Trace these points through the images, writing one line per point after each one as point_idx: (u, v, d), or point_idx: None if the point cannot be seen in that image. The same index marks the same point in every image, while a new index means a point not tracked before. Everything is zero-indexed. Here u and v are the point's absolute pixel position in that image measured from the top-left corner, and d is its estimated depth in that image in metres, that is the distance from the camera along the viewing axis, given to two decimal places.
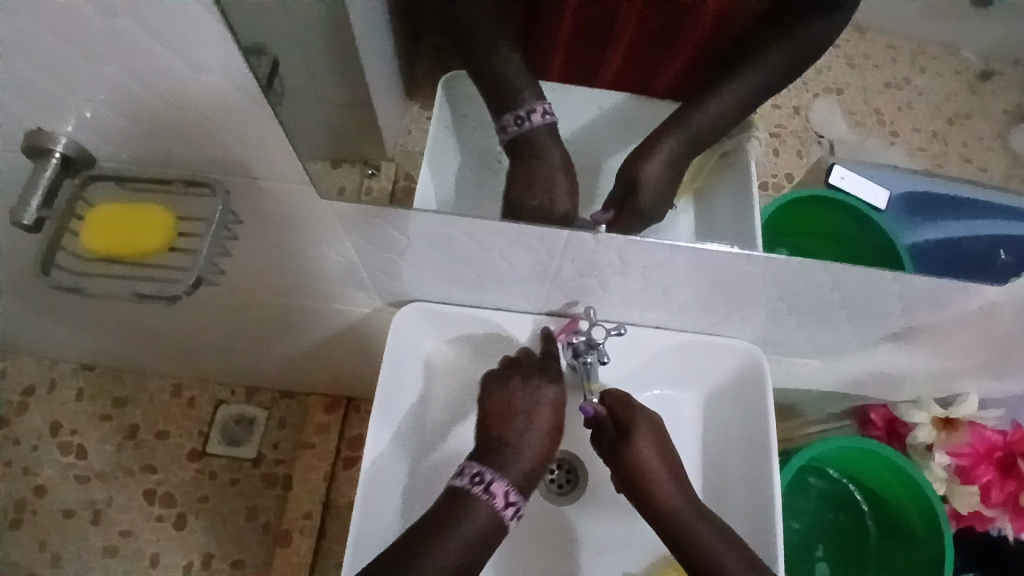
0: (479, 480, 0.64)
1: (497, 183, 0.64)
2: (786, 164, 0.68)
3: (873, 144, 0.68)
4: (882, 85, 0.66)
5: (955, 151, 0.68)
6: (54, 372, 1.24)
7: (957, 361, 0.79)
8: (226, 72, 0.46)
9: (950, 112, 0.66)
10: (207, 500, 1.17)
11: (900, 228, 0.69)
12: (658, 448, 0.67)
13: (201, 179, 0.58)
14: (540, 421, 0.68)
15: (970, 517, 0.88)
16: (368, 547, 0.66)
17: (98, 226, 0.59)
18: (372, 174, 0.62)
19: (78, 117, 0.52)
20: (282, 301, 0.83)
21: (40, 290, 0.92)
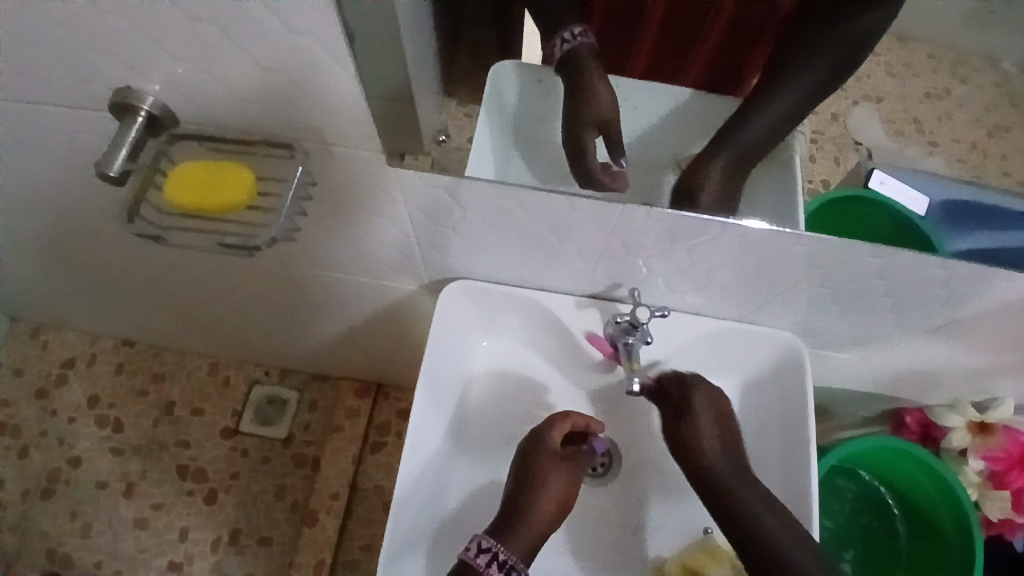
0: (485, 551, 0.62)
1: (540, 162, 0.68)
2: (821, 170, 0.72)
3: (913, 151, 0.74)
4: (922, 94, 0.73)
5: (995, 163, 0.72)
6: (95, 347, 1.28)
7: (998, 359, 0.79)
8: (316, 37, 0.49)
9: (990, 123, 0.72)
10: (238, 477, 1.20)
11: (941, 231, 0.69)
12: (716, 419, 0.69)
13: (281, 142, 0.60)
14: (552, 497, 0.66)
15: (1000, 524, 0.89)
16: (412, 507, 0.66)
17: (180, 181, 0.59)
18: (443, 139, 0.63)
19: (162, 79, 0.54)
20: (325, 278, 0.85)
21: (93, 262, 0.95)
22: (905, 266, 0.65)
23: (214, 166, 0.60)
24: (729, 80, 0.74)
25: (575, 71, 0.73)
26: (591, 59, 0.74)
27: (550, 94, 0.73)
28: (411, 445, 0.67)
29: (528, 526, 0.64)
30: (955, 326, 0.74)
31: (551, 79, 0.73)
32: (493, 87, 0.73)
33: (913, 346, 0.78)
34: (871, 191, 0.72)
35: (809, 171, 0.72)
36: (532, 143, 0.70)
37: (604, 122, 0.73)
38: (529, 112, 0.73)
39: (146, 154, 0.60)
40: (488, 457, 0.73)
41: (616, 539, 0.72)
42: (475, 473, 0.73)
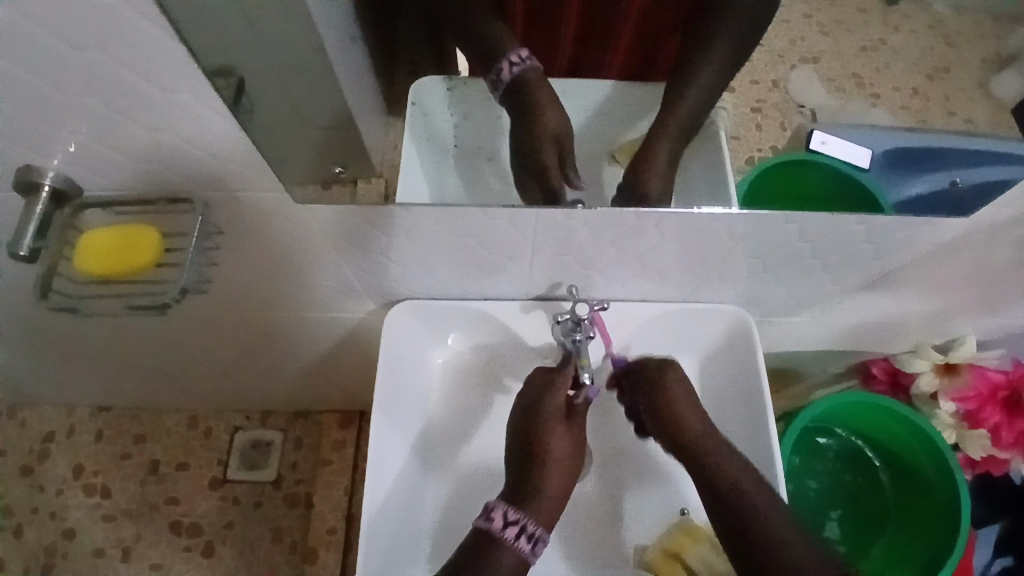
0: (513, 524, 0.60)
1: (492, 176, 0.68)
2: (766, 138, 0.71)
3: (855, 106, 0.71)
4: (857, 48, 0.70)
5: (938, 106, 0.69)
6: (73, 417, 1.26)
7: (948, 299, 0.80)
8: (194, 91, 0.50)
9: (928, 68, 0.69)
10: (232, 526, 1.19)
11: (884, 181, 0.69)
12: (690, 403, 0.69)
13: (181, 197, 0.61)
14: (562, 464, 0.64)
15: (985, 462, 0.90)
16: (384, 528, 0.66)
17: (89, 251, 0.60)
18: (339, 171, 0.64)
19: (64, 152, 0.55)
20: (278, 316, 0.85)
21: (49, 337, 0.95)
22: (828, 227, 0.66)
23: (119, 230, 0.61)
24: (652, 65, 0.72)
25: (521, 91, 0.71)
26: (537, 78, 0.72)
27: (478, 112, 0.73)
28: (373, 471, 0.67)
29: (544, 493, 0.63)
30: (897, 276, 0.75)
31: (488, 99, 0.72)
32: (416, 103, 0.72)
33: (861, 300, 0.79)
34: (814, 154, 0.71)
35: (754, 142, 0.71)
36: (484, 161, 0.69)
37: (547, 127, 0.71)
38: (475, 129, 0.72)
39: (54, 228, 0.60)
40: (458, 473, 0.73)
41: (597, 533, 0.73)
42: (446, 484, 0.72)
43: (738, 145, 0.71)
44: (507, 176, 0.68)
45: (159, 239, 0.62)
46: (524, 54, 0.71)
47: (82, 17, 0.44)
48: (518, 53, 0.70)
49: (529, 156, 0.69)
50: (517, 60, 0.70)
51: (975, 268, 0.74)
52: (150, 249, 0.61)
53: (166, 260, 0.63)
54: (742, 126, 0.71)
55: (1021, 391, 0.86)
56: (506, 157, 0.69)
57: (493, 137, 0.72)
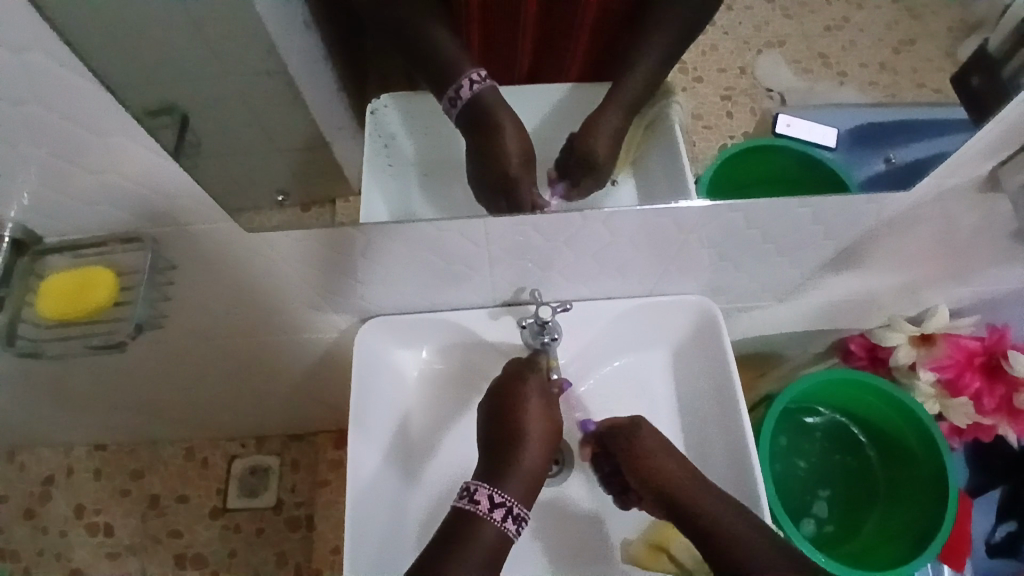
0: (498, 506, 0.63)
1: (450, 187, 0.69)
2: (738, 124, 0.73)
3: (824, 87, 0.71)
4: (822, 28, 0.70)
5: (908, 78, 0.68)
6: (70, 458, 1.27)
7: (909, 271, 0.81)
8: (129, 134, 0.52)
9: (894, 41, 0.68)
10: (236, 554, 1.20)
11: (847, 162, 0.70)
12: (663, 448, 0.70)
13: (132, 234, 0.62)
14: (540, 438, 0.67)
15: (972, 429, 0.91)
16: (367, 532, 0.68)
17: (49, 296, 0.62)
18: (281, 199, 0.68)
19: (20, 202, 0.57)
20: (257, 341, 0.86)
21: (35, 381, 0.96)
22: (774, 211, 0.67)
23: (78, 272, 0.63)
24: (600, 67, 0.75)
25: (483, 111, 0.70)
26: (496, 98, 0.71)
27: (428, 117, 0.72)
28: (350, 488, 0.68)
29: (522, 468, 0.66)
30: (858, 253, 0.76)
31: (437, 111, 0.71)
32: (375, 125, 0.74)
33: (828, 278, 0.80)
34: (776, 138, 0.72)
35: (723, 129, 0.73)
36: (442, 175, 0.70)
37: (508, 139, 0.71)
38: (433, 141, 0.72)
39: (16, 275, 0.62)
40: (438, 485, 0.74)
41: (587, 532, 0.73)
42: (425, 486, 0.74)
43: (709, 132, 0.73)
44: (465, 186, 0.68)
45: (117, 280, 0.64)
46: (479, 76, 0.69)
47: (6, 70, 0.45)
48: (470, 71, 0.69)
49: (484, 162, 0.69)
50: (472, 79, 0.69)
51: (934, 239, 0.75)
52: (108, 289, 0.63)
53: (124, 298, 0.65)
54: (710, 113, 0.73)
55: (999, 356, 0.87)
56: (466, 165, 0.70)
57: (452, 149, 0.72)
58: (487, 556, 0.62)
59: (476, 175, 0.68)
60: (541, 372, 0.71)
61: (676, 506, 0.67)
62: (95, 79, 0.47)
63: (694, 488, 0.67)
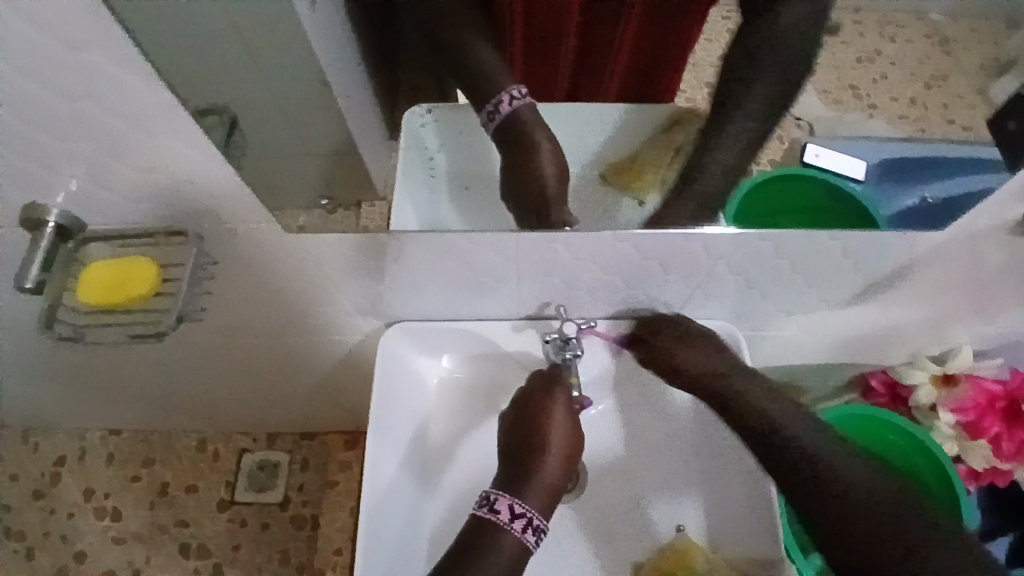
0: (519, 517, 0.64)
1: (482, 196, 0.69)
2: (764, 150, 0.72)
3: (853, 118, 0.70)
4: (853, 60, 0.66)
5: (937, 114, 0.68)
6: (84, 442, 1.29)
7: (936, 309, 0.81)
8: (182, 130, 0.53)
9: (926, 75, 0.67)
10: (241, 548, 1.21)
11: (874, 194, 0.73)
12: (688, 342, 0.76)
13: (178, 228, 0.63)
14: (563, 450, 0.67)
15: (987, 474, 0.87)
16: (383, 536, 0.68)
17: (91, 283, 0.63)
18: (327, 203, 0.66)
19: (66, 191, 0.58)
20: (279, 339, 0.87)
21: (57, 365, 0.97)
22: (803, 243, 0.67)
23: (120, 262, 0.63)
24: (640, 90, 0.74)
25: (518, 128, 0.72)
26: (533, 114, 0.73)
27: (467, 134, 0.73)
28: (367, 491, 0.68)
29: (542, 479, 0.66)
30: (885, 288, 0.76)
31: (473, 122, 0.73)
32: (409, 133, 0.74)
33: (854, 309, 0.80)
34: (807, 167, 0.73)
35: (752, 155, 0.72)
36: (472, 184, 0.71)
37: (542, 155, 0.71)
38: (469, 153, 0.74)
39: (57, 261, 0.62)
40: (454, 492, 0.75)
41: (596, 551, 0.74)
42: (441, 493, 0.74)
43: (737, 160, 0.72)
44: (498, 195, 0.69)
45: (158, 271, 0.64)
46: (515, 93, 0.72)
47: (65, 65, 0.47)
48: (508, 86, 0.72)
49: (518, 175, 0.69)
50: (512, 94, 0.72)
51: (964, 277, 0.75)
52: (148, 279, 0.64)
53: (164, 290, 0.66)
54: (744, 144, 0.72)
55: (1020, 400, 0.85)
56: (498, 176, 0.71)
57: (485, 161, 0.73)
58: (507, 567, 0.62)
59: (511, 186, 0.69)
60: (564, 387, 0.71)
61: (707, 383, 0.74)
62: (156, 77, 0.48)
63: (729, 372, 0.75)
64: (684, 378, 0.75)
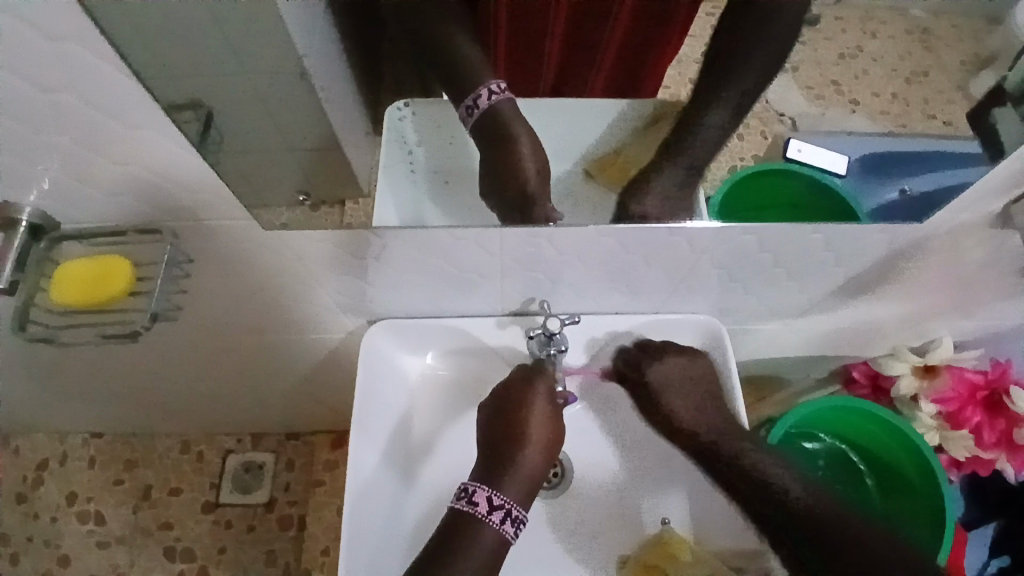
0: (498, 509, 0.64)
1: (462, 194, 0.69)
2: (747, 146, 0.73)
3: (835, 114, 0.72)
4: (837, 56, 0.66)
5: (919, 108, 0.69)
6: (65, 445, 1.27)
7: (918, 301, 0.81)
8: (158, 126, 0.52)
9: (907, 71, 0.68)
10: (226, 550, 1.20)
11: (857, 189, 0.74)
12: (687, 378, 0.75)
13: (153, 227, 0.63)
14: (542, 440, 0.68)
15: (970, 463, 0.88)
16: (368, 532, 0.68)
17: (64, 283, 0.62)
18: (304, 199, 0.67)
19: (40, 187, 0.57)
20: (261, 338, 0.86)
21: (35, 366, 0.96)
22: (787, 237, 0.67)
23: (93, 261, 0.63)
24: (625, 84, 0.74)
25: (496, 125, 0.71)
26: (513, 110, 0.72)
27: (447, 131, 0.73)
28: (350, 487, 0.68)
29: (520, 470, 0.66)
30: (866, 281, 0.76)
31: (453, 118, 0.72)
32: (389, 125, 0.75)
33: (836, 304, 0.80)
34: (789, 163, 0.74)
35: (734, 152, 0.73)
36: (453, 181, 0.70)
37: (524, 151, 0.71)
38: (450, 150, 0.74)
39: (30, 260, 0.61)
40: (439, 488, 0.74)
41: (580, 546, 0.74)
42: (426, 489, 0.74)
43: (718, 156, 0.73)
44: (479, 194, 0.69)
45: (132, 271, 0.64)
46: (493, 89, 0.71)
47: (41, 60, 0.46)
48: (490, 79, 0.71)
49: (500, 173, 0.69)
50: (493, 88, 0.70)
51: (943, 272, 0.75)
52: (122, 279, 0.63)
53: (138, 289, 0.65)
54: (725, 137, 0.73)
55: (1001, 391, 0.86)
56: (479, 174, 0.70)
57: (467, 158, 0.73)
58: (485, 561, 0.62)
59: (491, 184, 0.69)
60: (542, 380, 0.72)
61: (686, 436, 0.74)
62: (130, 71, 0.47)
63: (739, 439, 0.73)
64: (674, 425, 0.75)
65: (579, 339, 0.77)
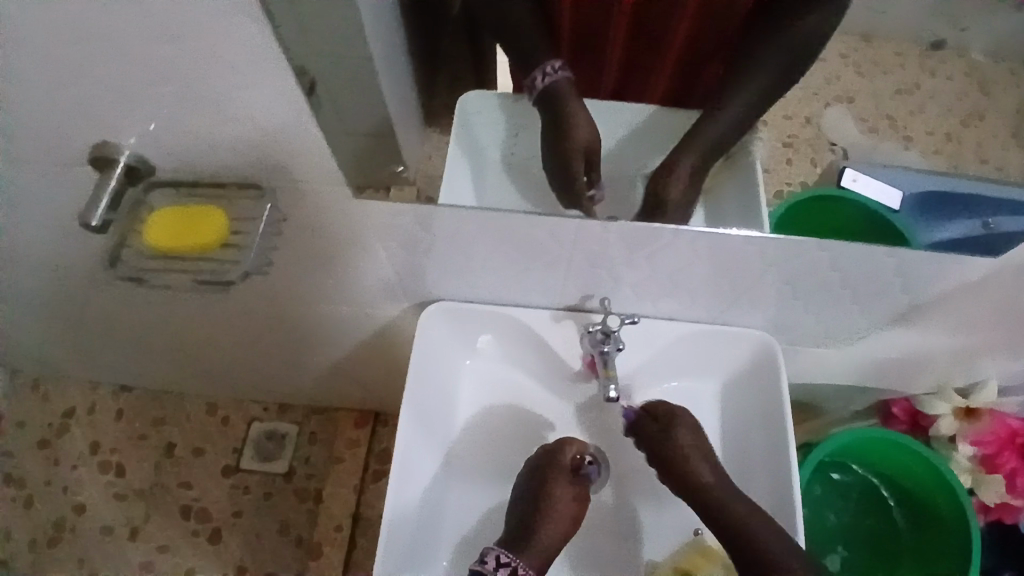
0: (503, 566, 0.64)
1: (522, 181, 0.70)
2: (797, 172, 0.75)
3: (887, 146, 0.76)
4: (892, 92, 0.75)
5: (971, 150, 0.76)
6: (95, 395, 1.29)
7: (972, 339, 0.81)
8: (274, 83, 0.52)
9: (961, 114, 0.75)
10: (241, 515, 1.21)
11: (913, 224, 0.70)
12: (703, 452, 0.70)
13: (253, 181, 0.63)
14: (565, 509, 0.68)
15: (998, 509, 0.89)
16: (408, 503, 0.69)
17: (159, 227, 0.65)
18: (404, 169, 0.66)
19: (141, 132, 0.58)
20: (312, 308, 0.87)
21: (84, 313, 0.97)
22: (857, 258, 0.67)
23: (188, 210, 0.65)
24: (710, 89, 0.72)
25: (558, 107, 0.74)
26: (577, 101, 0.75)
27: (534, 133, 0.74)
28: (398, 460, 0.69)
29: (540, 536, 0.67)
30: (925, 313, 0.76)
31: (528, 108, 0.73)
32: (462, 108, 0.75)
33: (890, 335, 0.81)
34: (843, 189, 0.74)
35: (785, 175, 0.75)
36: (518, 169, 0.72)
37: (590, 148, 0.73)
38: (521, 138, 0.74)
39: (127, 202, 0.64)
40: (475, 472, 0.75)
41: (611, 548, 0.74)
42: (463, 469, 0.75)
43: (770, 176, 0.74)
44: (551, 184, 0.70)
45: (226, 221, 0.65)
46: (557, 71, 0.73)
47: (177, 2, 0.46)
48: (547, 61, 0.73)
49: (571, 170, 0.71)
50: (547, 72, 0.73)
51: (1005, 311, 0.75)
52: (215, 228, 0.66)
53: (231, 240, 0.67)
54: (775, 159, 0.75)
55: None
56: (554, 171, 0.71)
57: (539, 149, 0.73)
58: None
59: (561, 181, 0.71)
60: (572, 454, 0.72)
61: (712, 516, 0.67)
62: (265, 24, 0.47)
63: (759, 525, 0.65)
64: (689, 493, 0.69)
65: (632, 339, 0.77)
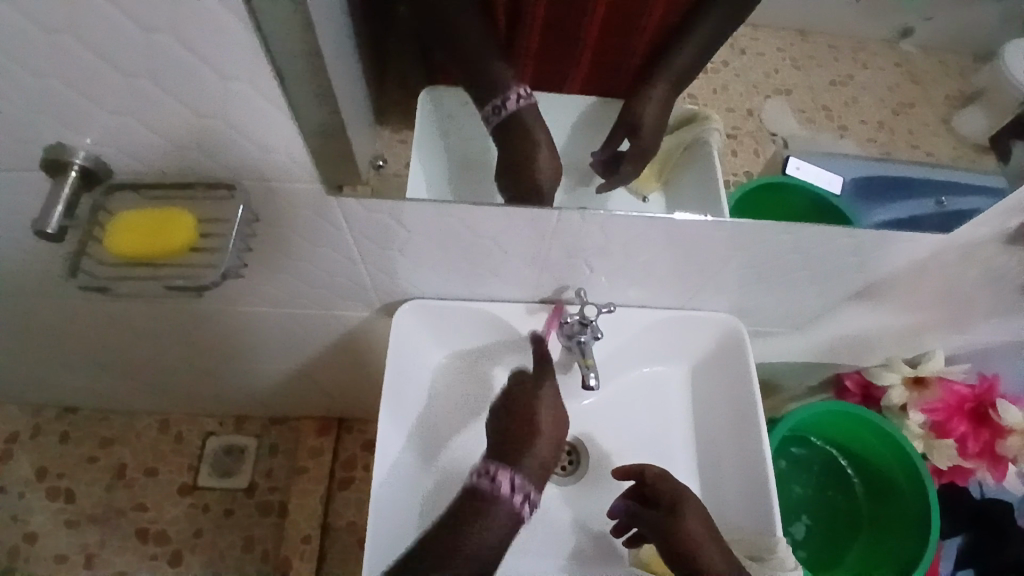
0: (513, 484, 0.65)
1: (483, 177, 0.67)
2: (742, 163, 0.73)
3: (824, 138, 0.74)
4: (827, 83, 0.73)
5: (903, 138, 0.73)
6: (39, 417, 1.22)
7: (921, 313, 0.85)
8: (251, 78, 0.49)
9: (894, 103, 0.73)
10: (203, 534, 1.16)
11: (853, 206, 0.72)
12: (703, 521, 0.69)
13: (221, 180, 0.61)
14: (553, 424, 0.70)
15: (951, 472, 0.94)
16: (390, 498, 0.70)
17: (121, 235, 0.59)
18: (382, 164, 0.63)
19: (99, 132, 0.54)
20: (277, 314, 0.85)
21: (29, 331, 0.92)
22: (820, 236, 0.70)
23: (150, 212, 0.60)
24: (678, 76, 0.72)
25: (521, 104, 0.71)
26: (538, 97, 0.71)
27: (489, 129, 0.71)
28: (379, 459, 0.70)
29: (534, 449, 0.67)
30: (877, 289, 0.80)
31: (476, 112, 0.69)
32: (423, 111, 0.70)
33: (846, 313, 0.84)
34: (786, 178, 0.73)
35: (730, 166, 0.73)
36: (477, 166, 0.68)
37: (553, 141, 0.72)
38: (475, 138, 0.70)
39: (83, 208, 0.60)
40: (456, 468, 0.76)
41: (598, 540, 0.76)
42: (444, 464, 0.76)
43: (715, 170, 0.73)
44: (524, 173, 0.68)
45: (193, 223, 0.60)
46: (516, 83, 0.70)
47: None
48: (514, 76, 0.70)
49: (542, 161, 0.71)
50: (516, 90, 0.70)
51: (950, 284, 0.80)
52: (183, 231, 0.59)
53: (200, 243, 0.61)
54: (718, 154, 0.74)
55: (987, 404, 0.91)
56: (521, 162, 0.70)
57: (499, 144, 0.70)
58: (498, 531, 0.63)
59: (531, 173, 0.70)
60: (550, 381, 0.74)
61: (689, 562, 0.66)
62: (247, 20, 0.44)
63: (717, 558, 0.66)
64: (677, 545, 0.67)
65: (604, 328, 0.78)
